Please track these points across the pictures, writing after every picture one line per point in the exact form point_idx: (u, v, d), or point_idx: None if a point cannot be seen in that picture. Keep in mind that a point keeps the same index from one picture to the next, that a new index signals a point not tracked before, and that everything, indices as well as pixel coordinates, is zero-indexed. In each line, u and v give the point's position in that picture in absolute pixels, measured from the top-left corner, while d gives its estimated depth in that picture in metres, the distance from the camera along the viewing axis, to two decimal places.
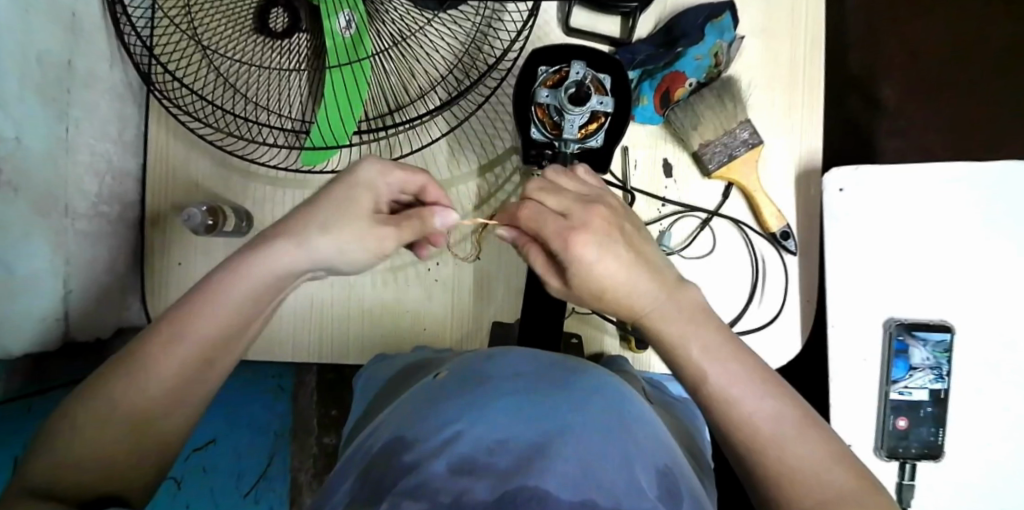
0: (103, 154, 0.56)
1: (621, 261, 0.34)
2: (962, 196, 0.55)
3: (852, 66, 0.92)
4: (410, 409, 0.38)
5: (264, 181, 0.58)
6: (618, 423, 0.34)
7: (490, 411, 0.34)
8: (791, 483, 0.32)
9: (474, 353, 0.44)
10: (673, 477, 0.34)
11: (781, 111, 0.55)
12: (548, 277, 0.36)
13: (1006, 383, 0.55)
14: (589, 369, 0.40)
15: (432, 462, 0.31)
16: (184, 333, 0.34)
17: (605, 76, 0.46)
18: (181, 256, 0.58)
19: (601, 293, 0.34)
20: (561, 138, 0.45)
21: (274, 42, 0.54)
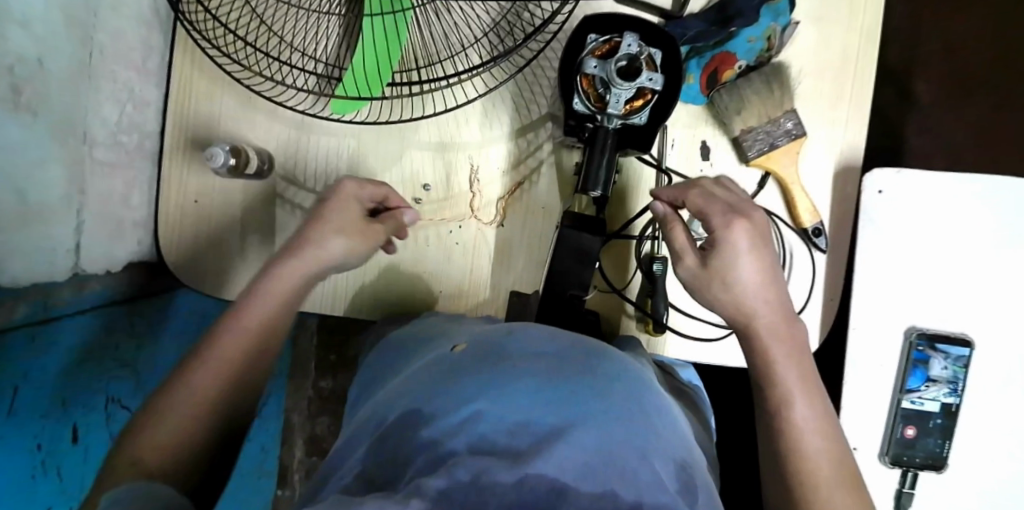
0: (126, 82, 0.54)
1: (763, 265, 0.42)
2: (1002, 210, 0.54)
3: (890, 60, 0.90)
4: (428, 378, 0.37)
5: (288, 124, 0.56)
6: (639, 413, 0.34)
7: (513, 390, 0.33)
8: (805, 471, 0.38)
9: (493, 327, 0.43)
10: (690, 470, 0.33)
11: (829, 103, 0.53)
12: (687, 256, 0.43)
13: (1018, 402, 0.54)
14: (610, 353, 0.40)
15: (451, 441, 0.31)
16: (246, 312, 0.42)
17: (658, 52, 0.44)
18: (197, 194, 0.57)
19: (734, 283, 0.41)
20: (604, 112, 0.43)
21: None
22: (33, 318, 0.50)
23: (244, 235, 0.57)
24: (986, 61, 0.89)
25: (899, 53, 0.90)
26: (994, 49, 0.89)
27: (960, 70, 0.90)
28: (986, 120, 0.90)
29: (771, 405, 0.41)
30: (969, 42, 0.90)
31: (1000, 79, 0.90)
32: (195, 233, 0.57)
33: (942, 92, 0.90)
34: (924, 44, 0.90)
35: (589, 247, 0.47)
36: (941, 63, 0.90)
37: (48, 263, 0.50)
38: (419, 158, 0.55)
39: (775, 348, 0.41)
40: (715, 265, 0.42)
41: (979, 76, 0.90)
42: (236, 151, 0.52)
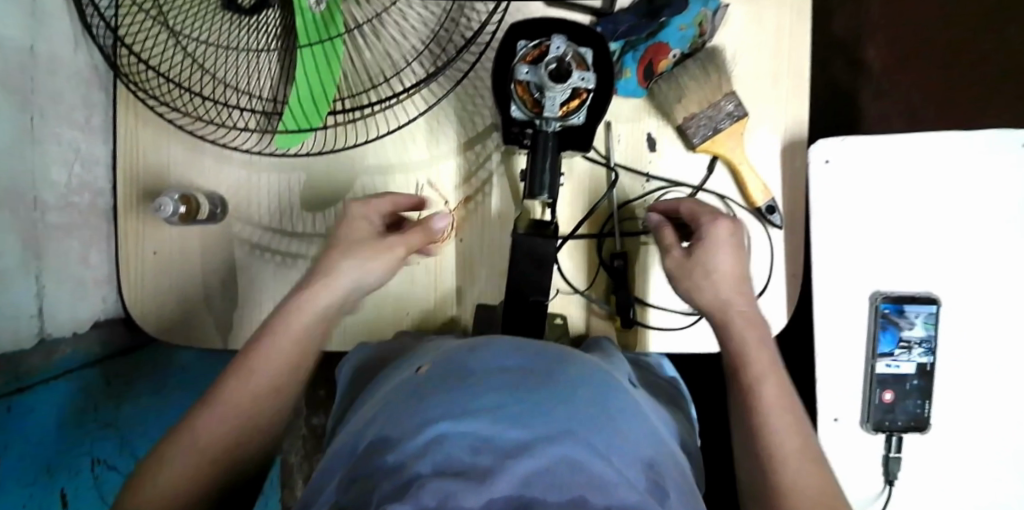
0: (71, 142, 0.55)
1: (740, 262, 0.45)
2: (946, 167, 0.54)
3: (834, 28, 0.92)
4: (391, 404, 0.36)
5: (236, 164, 0.56)
6: (602, 415, 0.35)
7: (475, 406, 0.33)
8: (776, 457, 0.38)
9: (455, 343, 0.43)
10: (658, 467, 0.34)
11: (767, 81, 0.54)
12: (674, 249, 0.46)
13: (989, 353, 0.55)
14: (573, 358, 0.40)
15: (417, 464, 0.30)
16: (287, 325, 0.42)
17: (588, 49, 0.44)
18: (155, 245, 0.57)
19: (713, 271, 0.44)
20: (541, 116, 0.43)
21: (242, 20, 0.52)
22: (9, 387, 0.50)
23: (206, 280, 0.57)
24: (928, 22, 0.91)
25: (846, 25, 0.92)
26: (938, 9, 0.91)
27: (908, 34, 0.91)
28: (939, 80, 0.91)
29: (743, 388, 0.42)
30: (914, 5, 0.91)
31: (949, 37, 0.91)
32: (157, 284, 0.57)
33: (893, 58, 0.91)
34: (868, 13, 0.92)
35: (544, 251, 0.48)
36: (888, 30, 0.92)
37: (12, 331, 0.50)
38: (371, 182, 0.56)
39: (749, 336, 0.43)
40: (699, 255, 0.45)
41: (928, 36, 0.91)
42: (187, 199, 0.52)
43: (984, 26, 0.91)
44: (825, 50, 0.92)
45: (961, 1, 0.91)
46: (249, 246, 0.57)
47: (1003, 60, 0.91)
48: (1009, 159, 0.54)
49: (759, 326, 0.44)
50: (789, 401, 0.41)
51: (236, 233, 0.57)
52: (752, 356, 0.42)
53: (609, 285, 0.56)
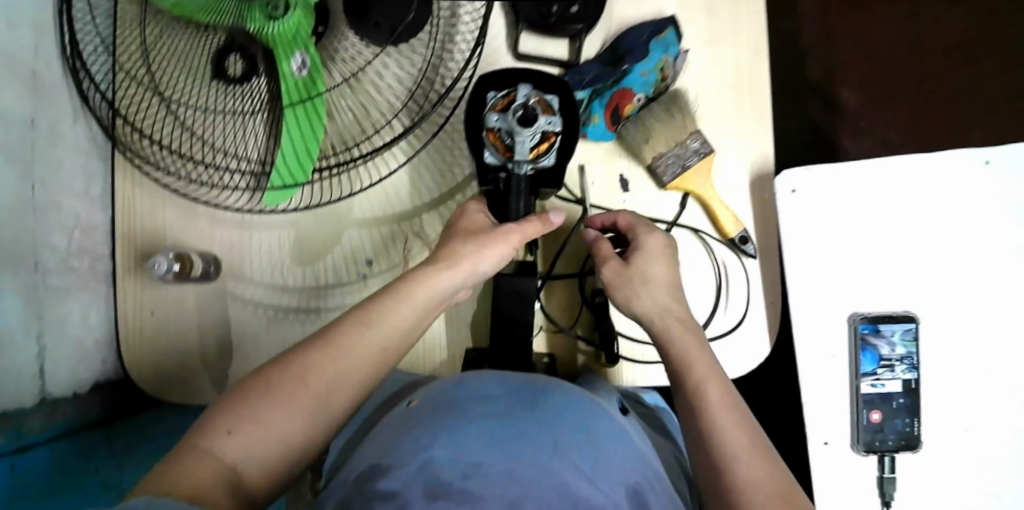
0: (71, 209, 0.57)
1: (671, 271, 0.49)
2: (913, 188, 0.56)
3: (806, 73, 0.98)
4: (384, 435, 0.38)
5: (229, 224, 0.59)
6: (586, 442, 0.37)
7: (464, 436, 0.35)
8: (728, 457, 0.39)
9: (446, 379, 0.44)
10: (642, 489, 0.36)
11: (730, 118, 0.56)
12: (613, 258, 0.50)
13: (973, 369, 0.55)
14: (558, 386, 0.42)
15: (411, 490, 0.31)
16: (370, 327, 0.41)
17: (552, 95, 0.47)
18: (152, 305, 0.59)
19: (649, 278, 0.48)
20: (512, 160, 0.45)
21: (232, 88, 0.55)
22: (8, 447, 0.50)
23: (202, 335, 0.59)
24: (892, 59, 0.97)
25: (816, 67, 0.98)
26: (901, 47, 0.97)
27: (874, 72, 0.98)
28: (908, 113, 0.96)
29: (690, 388, 0.44)
30: (878, 45, 0.98)
31: (913, 73, 0.97)
32: (155, 342, 0.59)
33: (863, 95, 0.97)
34: (836, 55, 0.98)
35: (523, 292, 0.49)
36: (857, 70, 0.98)
37: (14, 390, 0.51)
38: (358, 235, 0.59)
39: (685, 337, 0.46)
40: (636, 262, 0.49)
41: (893, 73, 0.97)
42: (181, 257, 0.55)
43: (946, 62, 0.97)
44: (797, 91, 0.98)
45: (923, 40, 0.97)
46: (242, 302, 0.59)
47: (968, 92, 0.96)
48: (974, 176, 0.56)
49: (691, 328, 0.47)
50: (732, 399, 0.43)
51: (229, 290, 0.59)
52: (695, 356, 0.45)
53: (591, 321, 0.57)
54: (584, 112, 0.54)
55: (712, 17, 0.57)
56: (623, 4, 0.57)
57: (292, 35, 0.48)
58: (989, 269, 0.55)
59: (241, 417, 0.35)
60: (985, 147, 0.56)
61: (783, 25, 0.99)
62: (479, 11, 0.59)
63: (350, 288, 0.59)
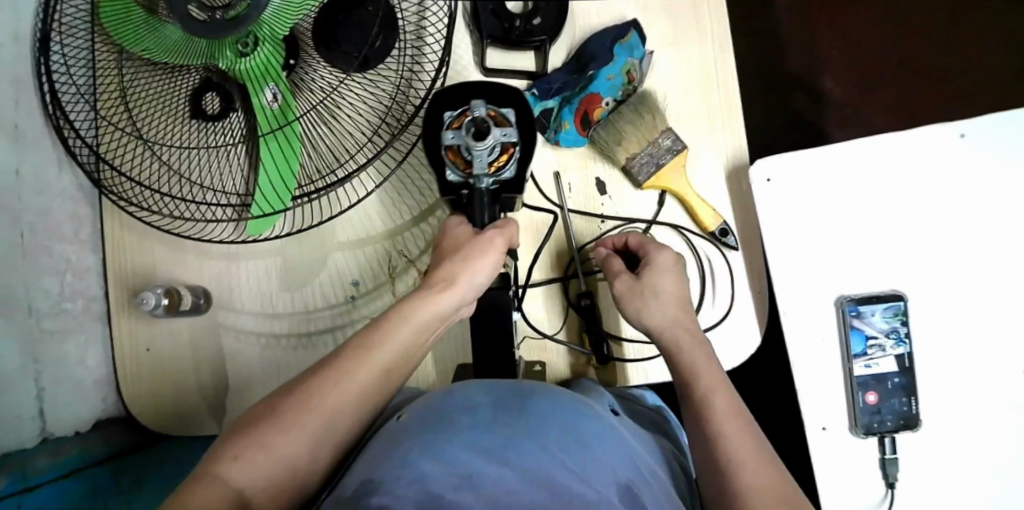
0: (61, 253, 0.58)
1: (681, 286, 0.50)
2: (888, 167, 0.56)
3: (781, 62, 0.99)
4: (370, 451, 0.37)
5: (217, 257, 0.60)
6: (575, 444, 0.37)
7: (453, 448, 0.34)
8: (733, 460, 0.40)
9: (432, 393, 0.44)
10: (633, 487, 0.36)
11: (700, 113, 0.57)
12: (623, 274, 0.50)
13: (966, 344, 0.55)
14: (545, 391, 0.42)
15: (402, 503, 0.31)
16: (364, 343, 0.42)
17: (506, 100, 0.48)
18: (148, 341, 0.59)
19: (659, 292, 0.48)
20: (472, 176, 0.45)
21: (209, 125, 0.56)
22: (14, 486, 0.50)
23: (198, 367, 0.60)
24: (868, 43, 0.98)
25: (793, 57, 0.99)
26: (875, 31, 0.98)
27: (851, 57, 0.98)
28: (888, 95, 0.97)
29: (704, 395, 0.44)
30: (852, 30, 0.98)
31: (890, 55, 0.97)
32: (153, 377, 0.59)
33: (843, 81, 0.98)
34: (811, 43, 0.99)
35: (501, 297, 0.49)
36: (834, 56, 0.98)
37: (14, 433, 0.52)
38: (343, 258, 0.60)
39: (692, 346, 0.47)
40: (645, 277, 0.49)
41: (871, 57, 0.98)
42: (171, 292, 0.56)
43: (923, 42, 0.97)
44: (777, 81, 0.98)
45: (897, 21, 0.98)
46: (234, 332, 0.60)
47: (947, 69, 0.96)
48: (948, 150, 0.56)
49: (694, 339, 0.47)
50: (736, 408, 0.43)
51: (220, 321, 0.60)
52: (702, 367, 0.45)
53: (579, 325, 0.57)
54: (555, 120, 0.56)
55: (672, 17, 0.58)
56: (583, 12, 0.58)
57: (263, 69, 0.49)
58: (971, 242, 0.55)
59: (250, 442, 0.35)
60: (954, 122, 0.57)
61: (756, 17, 1.00)
62: (444, 32, 0.60)
63: (339, 311, 0.60)
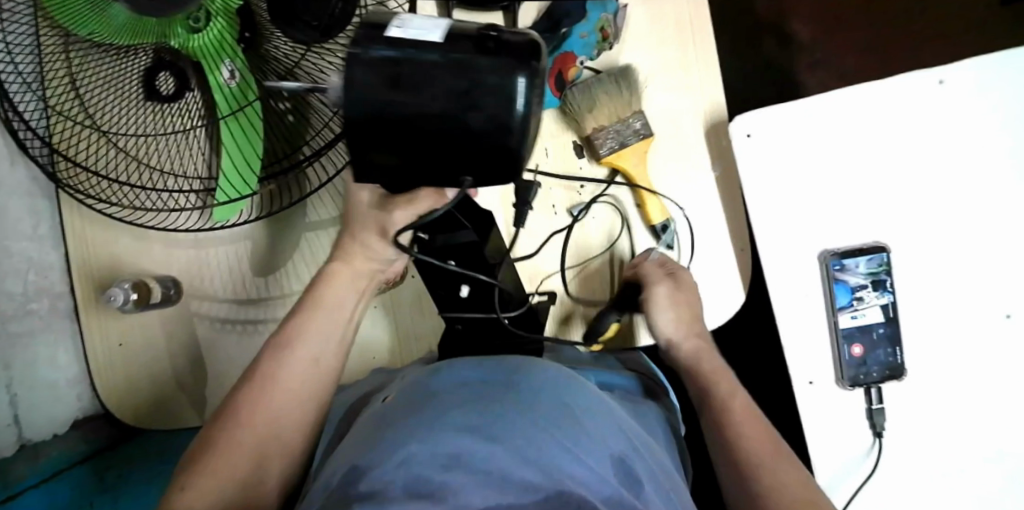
0: (22, 252, 0.56)
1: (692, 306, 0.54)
2: (869, 117, 0.55)
3: (760, 14, 0.97)
4: (359, 439, 0.36)
5: (186, 244, 0.58)
6: (570, 422, 0.35)
7: (442, 424, 0.33)
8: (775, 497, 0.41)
9: (415, 375, 0.43)
10: (628, 460, 0.35)
11: (678, 73, 0.56)
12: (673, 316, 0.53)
13: (947, 291, 0.55)
14: (532, 367, 0.41)
15: (392, 488, 0.28)
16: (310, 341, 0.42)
17: (400, 27, 0.28)
18: (120, 336, 0.57)
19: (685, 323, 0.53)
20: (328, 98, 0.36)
21: (166, 107, 0.53)
22: None
23: (173, 360, 0.58)
24: None
25: (767, 4, 0.96)
26: None
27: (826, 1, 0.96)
28: (864, 38, 0.95)
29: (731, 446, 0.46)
30: None
31: None
32: (126, 374, 0.57)
33: (818, 26, 0.96)
34: None
35: (442, 276, 0.45)
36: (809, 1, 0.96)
37: None
38: (314, 239, 0.58)
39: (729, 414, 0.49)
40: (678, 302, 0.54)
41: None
42: (139, 286, 0.54)
43: None
44: (753, 31, 0.96)
45: None
46: (210, 320, 0.58)
47: (923, 7, 0.95)
48: (928, 96, 0.55)
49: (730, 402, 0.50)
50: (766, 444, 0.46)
51: (194, 309, 0.58)
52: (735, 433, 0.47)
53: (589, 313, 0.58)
54: None
55: None
56: None
57: (217, 45, 0.47)
58: (951, 190, 0.55)
59: (192, 474, 0.37)
60: (936, 68, 0.55)
61: None
62: None
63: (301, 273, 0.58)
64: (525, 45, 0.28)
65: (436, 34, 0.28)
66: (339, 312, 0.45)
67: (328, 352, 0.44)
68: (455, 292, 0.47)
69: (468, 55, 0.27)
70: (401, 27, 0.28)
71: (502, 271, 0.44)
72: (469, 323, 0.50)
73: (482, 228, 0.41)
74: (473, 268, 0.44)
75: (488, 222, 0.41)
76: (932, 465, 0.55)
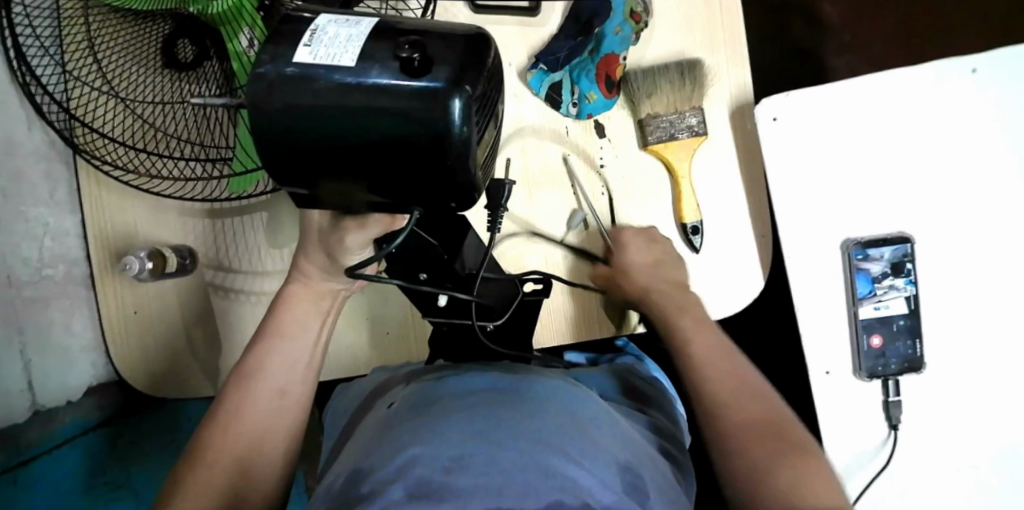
0: (38, 218, 0.55)
1: (653, 252, 0.53)
2: (900, 105, 0.54)
3: None
4: (367, 442, 0.36)
5: (200, 213, 0.58)
6: (573, 427, 0.35)
7: (446, 426, 0.33)
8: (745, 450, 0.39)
9: (426, 377, 0.44)
10: (634, 470, 0.35)
11: (704, 52, 0.56)
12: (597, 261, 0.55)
13: (971, 283, 0.54)
14: (537, 375, 0.41)
15: (394, 489, 0.29)
16: (281, 327, 0.46)
17: (309, 45, 0.28)
18: (135, 304, 0.57)
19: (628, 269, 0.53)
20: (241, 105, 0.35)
21: (182, 74, 0.53)
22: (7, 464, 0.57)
23: (187, 331, 0.58)
24: None
25: None
26: None
27: None
28: (892, 24, 0.94)
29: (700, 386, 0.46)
30: None
31: None
32: (142, 343, 0.58)
33: (848, 8, 0.94)
34: None
35: (416, 290, 0.45)
36: None
37: None
38: None
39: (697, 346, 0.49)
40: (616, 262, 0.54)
41: None
42: (155, 255, 0.54)
43: None
44: (782, 12, 0.94)
45: None
46: (224, 291, 0.58)
47: None
48: (961, 86, 0.54)
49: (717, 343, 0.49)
50: (745, 393, 0.44)
51: (207, 280, 0.58)
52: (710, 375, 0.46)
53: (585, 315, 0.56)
54: (576, 91, 0.54)
55: None
56: None
57: (235, 12, 0.46)
58: (984, 183, 0.54)
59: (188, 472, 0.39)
60: (968, 56, 0.54)
61: None
62: None
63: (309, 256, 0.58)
64: (457, 52, 0.27)
65: (349, 54, 0.27)
66: (302, 335, 0.46)
67: (301, 349, 0.46)
68: (434, 298, 0.46)
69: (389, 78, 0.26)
70: (311, 44, 0.28)
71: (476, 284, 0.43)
72: (453, 326, 0.49)
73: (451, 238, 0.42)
74: (446, 281, 0.43)
75: (462, 226, 0.44)
76: (947, 461, 0.55)
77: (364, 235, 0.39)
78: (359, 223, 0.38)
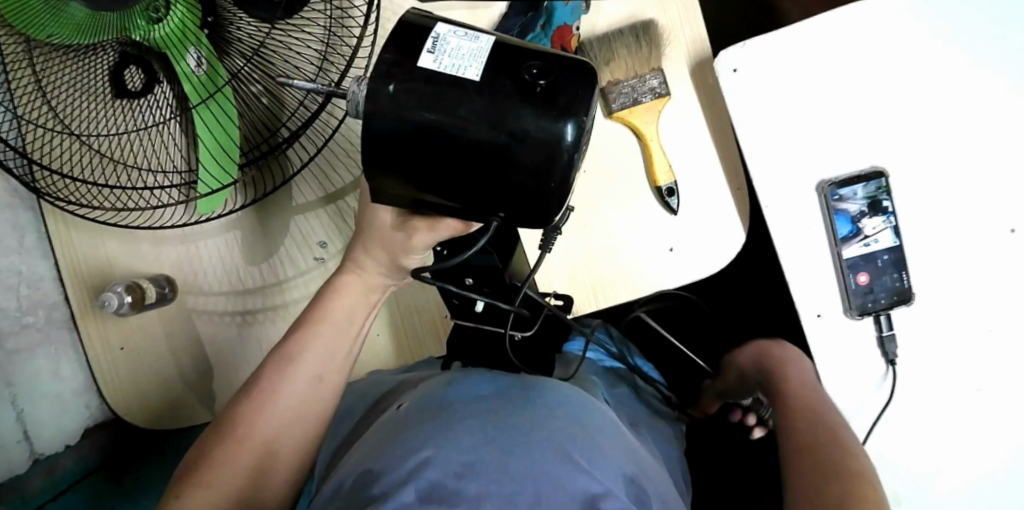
0: (10, 266, 0.54)
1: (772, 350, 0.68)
2: (859, 41, 0.53)
3: None
4: (374, 446, 0.36)
5: (173, 241, 0.57)
6: (582, 434, 0.35)
7: (454, 432, 0.33)
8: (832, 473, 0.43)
9: (430, 382, 0.43)
10: (639, 479, 0.35)
11: (657, 11, 0.55)
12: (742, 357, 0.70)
13: (952, 209, 0.54)
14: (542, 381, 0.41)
15: (406, 493, 0.29)
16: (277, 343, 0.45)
17: (433, 52, 0.29)
18: (120, 340, 0.57)
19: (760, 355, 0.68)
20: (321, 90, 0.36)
21: (135, 102, 0.52)
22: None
23: (178, 361, 0.58)
24: None
25: None
26: None
27: None
28: None
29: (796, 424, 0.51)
30: None
31: None
32: (133, 377, 0.57)
33: None
34: None
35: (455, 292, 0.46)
36: None
37: None
38: (306, 221, 0.57)
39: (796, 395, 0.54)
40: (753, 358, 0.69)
41: None
42: (133, 288, 0.53)
43: None
44: None
45: None
46: (207, 315, 0.58)
47: None
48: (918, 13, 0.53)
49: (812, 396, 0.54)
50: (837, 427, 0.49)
51: (191, 306, 0.58)
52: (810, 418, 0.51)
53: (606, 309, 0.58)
54: None
55: None
56: None
57: (180, 34, 0.45)
58: (954, 107, 0.54)
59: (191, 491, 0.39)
60: None
61: None
62: None
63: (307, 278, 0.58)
64: (575, 82, 0.28)
65: (472, 68, 0.28)
66: (340, 334, 0.45)
67: (332, 369, 0.45)
68: (471, 305, 0.47)
69: (512, 93, 0.27)
70: (435, 51, 0.29)
71: (517, 298, 0.43)
72: (478, 331, 0.51)
73: (503, 252, 0.42)
74: (491, 284, 0.45)
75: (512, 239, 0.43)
76: (948, 388, 0.55)
77: (433, 236, 0.38)
78: (429, 223, 0.38)
